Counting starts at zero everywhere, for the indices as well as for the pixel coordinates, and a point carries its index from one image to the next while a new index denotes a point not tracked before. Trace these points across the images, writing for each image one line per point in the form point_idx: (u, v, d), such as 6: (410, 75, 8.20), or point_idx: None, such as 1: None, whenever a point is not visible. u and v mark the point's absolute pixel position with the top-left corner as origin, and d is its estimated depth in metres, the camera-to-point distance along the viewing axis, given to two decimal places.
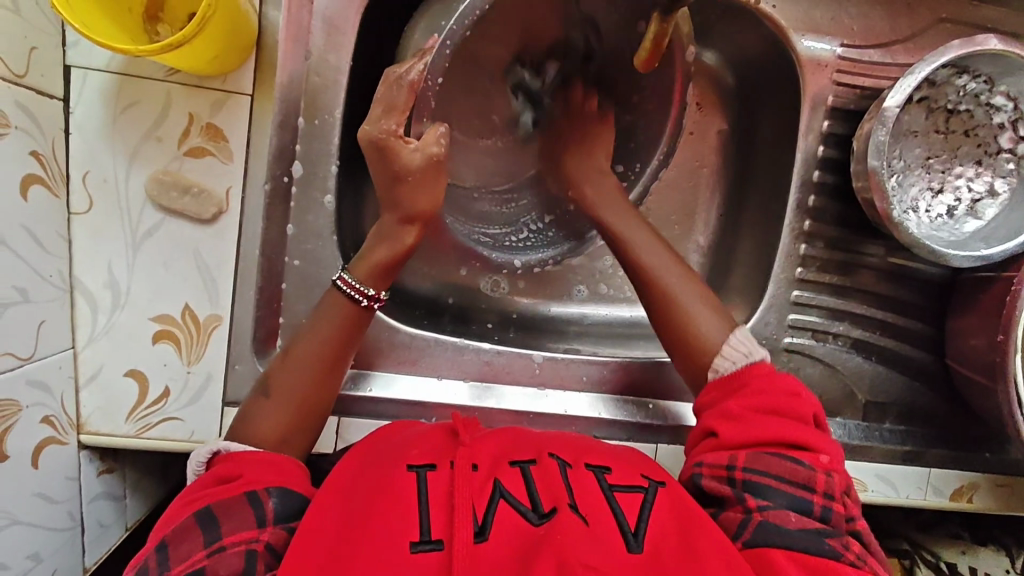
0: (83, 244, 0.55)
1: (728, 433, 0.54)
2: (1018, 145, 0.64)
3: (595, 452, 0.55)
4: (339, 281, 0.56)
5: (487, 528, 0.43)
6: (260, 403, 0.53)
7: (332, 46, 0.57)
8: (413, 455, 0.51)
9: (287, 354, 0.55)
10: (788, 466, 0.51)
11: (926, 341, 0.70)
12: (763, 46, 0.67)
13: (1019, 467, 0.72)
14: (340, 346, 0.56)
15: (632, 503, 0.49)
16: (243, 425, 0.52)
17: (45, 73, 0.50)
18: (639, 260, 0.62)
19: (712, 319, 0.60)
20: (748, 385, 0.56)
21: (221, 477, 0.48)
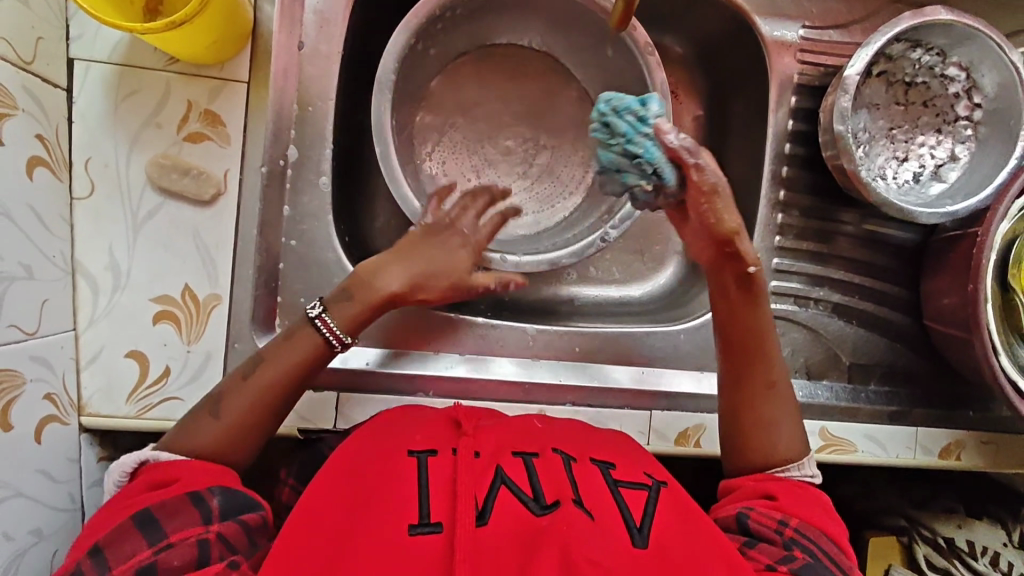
0: (85, 228, 0.56)
1: (789, 502, 0.53)
2: (974, 112, 0.67)
3: (598, 447, 0.57)
4: (319, 319, 0.53)
5: (486, 513, 0.45)
6: (201, 423, 0.48)
7: (324, 37, 0.61)
8: (418, 439, 0.52)
9: (248, 376, 0.51)
10: (831, 548, 0.50)
11: (903, 304, 0.73)
12: (730, 31, 0.71)
13: (1000, 424, 0.74)
14: (297, 380, 0.52)
15: (637, 500, 0.50)
16: (180, 440, 0.48)
17: (50, 63, 0.53)
18: (764, 347, 0.59)
19: (789, 432, 0.57)
20: (806, 488, 0.55)
21: (155, 483, 0.45)
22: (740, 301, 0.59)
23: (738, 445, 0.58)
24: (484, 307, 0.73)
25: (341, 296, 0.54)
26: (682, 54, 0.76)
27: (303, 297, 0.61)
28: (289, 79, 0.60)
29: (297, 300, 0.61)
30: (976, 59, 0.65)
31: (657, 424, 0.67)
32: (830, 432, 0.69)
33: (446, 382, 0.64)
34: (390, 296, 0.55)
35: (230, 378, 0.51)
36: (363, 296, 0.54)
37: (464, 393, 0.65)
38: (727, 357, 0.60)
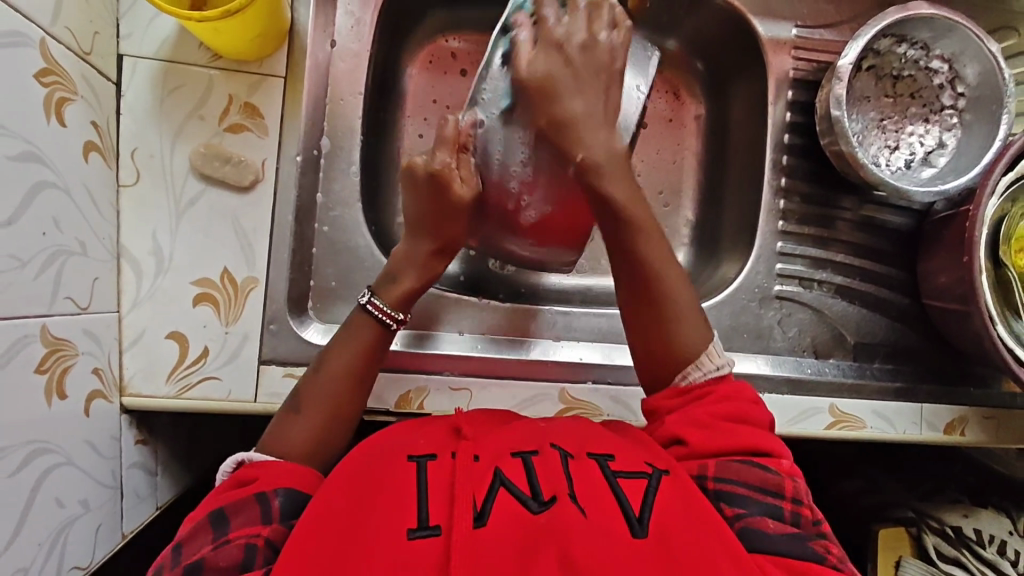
0: (130, 213, 0.59)
1: (696, 441, 0.53)
2: (959, 101, 0.72)
3: (598, 440, 0.52)
4: (369, 305, 0.58)
5: (485, 515, 0.42)
6: (293, 419, 0.54)
7: (355, 35, 0.66)
8: (417, 445, 0.50)
9: (317, 367, 0.57)
10: (757, 473, 0.51)
11: (901, 285, 0.77)
12: (729, 32, 0.76)
13: (1002, 401, 0.76)
14: (368, 364, 0.58)
15: (637, 490, 0.46)
16: (278, 438, 0.53)
17: (103, 57, 0.56)
18: (626, 212, 0.57)
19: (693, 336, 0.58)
20: (714, 390, 0.55)
21: (240, 481, 0.49)
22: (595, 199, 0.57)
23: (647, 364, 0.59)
24: (501, 296, 0.76)
25: (386, 279, 0.60)
26: (682, 56, 0.81)
27: (334, 280, 0.65)
28: (323, 75, 0.65)
29: (328, 284, 0.65)
30: (957, 51, 0.71)
31: None
32: (838, 408, 0.71)
33: (472, 361, 0.67)
34: (425, 267, 0.61)
35: (306, 374, 0.57)
36: (406, 272, 0.60)
37: (488, 373, 0.67)
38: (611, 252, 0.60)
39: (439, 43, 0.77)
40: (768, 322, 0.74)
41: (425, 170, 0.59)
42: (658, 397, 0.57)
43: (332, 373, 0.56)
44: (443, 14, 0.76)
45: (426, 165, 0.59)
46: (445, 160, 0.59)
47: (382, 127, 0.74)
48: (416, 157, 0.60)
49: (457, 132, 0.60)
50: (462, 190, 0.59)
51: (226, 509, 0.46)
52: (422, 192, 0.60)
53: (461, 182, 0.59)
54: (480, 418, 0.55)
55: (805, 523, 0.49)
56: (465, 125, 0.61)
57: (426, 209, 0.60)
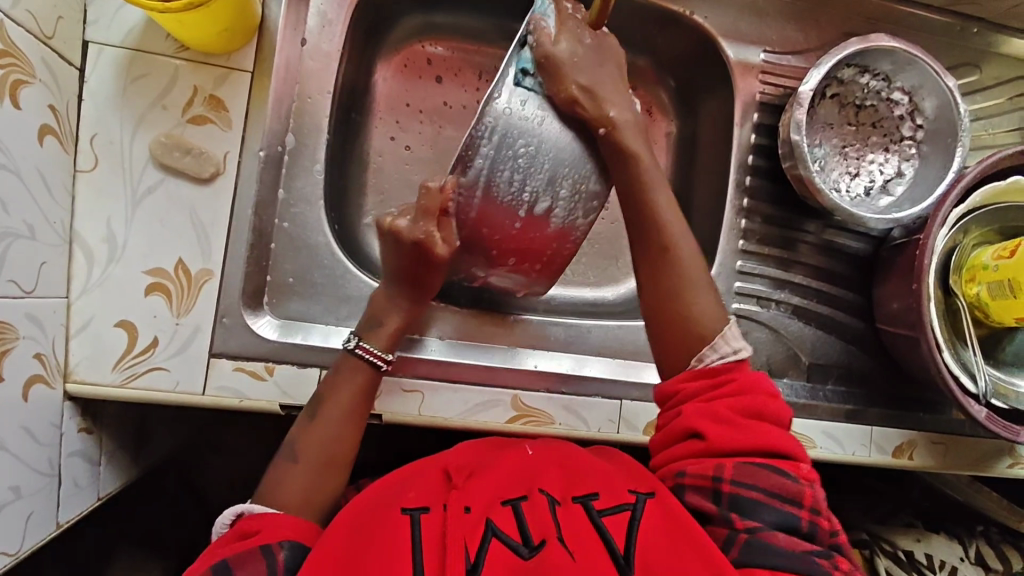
0: (85, 199, 0.59)
1: (714, 437, 0.54)
2: (917, 133, 0.74)
3: (582, 478, 0.54)
4: (358, 350, 0.59)
5: (478, 567, 0.44)
6: (290, 467, 0.55)
7: (325, 35, 0.67)
8: (409, 497, 0.50)
9: (311, 418, 0.57)
10: (776, 479, 0.53)
11: (857, 308, 0.78)
12: (700, 54, 0.78)
13: (951, 427, 0.78)
14: (361, 406, 0.59)
15: (621, 527, 0.49)
16: (273, 489, 0.54)
17: (66, 42, 0.56)
18: (656, 214, 0.59)
19: (708, 298, 0.59)
20: (734, 377, 0.56)
21: (242, 533, 0.49)
22: (633, 204, 0.59)
23: (659, 326, 0.59)
24: (463, 302, 0.76)
25: (370, 324, 0.61)
26: (654, 74, 0.83)
27: (292, 277, 0.65)
28: (291, 73, 0.65)
29: (285, 280, 0.65)
30: (917, 84, 0.73)
31: (625, 412, 0.69)
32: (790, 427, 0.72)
33: (427, 364, 0.67)
34: (408, 313, 0.62)
35: (301, 422, 0.57)
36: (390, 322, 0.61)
37: (443, 377, 0.67)
38: (642, 285, 0.60)
39: (413, 46, 0.77)
40: None
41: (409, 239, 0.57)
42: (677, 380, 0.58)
43: (330, 425, 0.57)
44: (420, 19, 0.76)
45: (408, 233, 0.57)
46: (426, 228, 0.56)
47: (351, 127, 0.74)
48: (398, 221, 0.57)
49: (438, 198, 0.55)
50: (443, 251, 0.57)
51: (228, 559, 0.47)
52: (406, 256, 0.58)
53: (442, 245, 0.57)
54: (463, 457, 0.57)
55: (819, 532, 0.52)
56: (447, 189, 0.54)
57: (404, 263, 0.59)
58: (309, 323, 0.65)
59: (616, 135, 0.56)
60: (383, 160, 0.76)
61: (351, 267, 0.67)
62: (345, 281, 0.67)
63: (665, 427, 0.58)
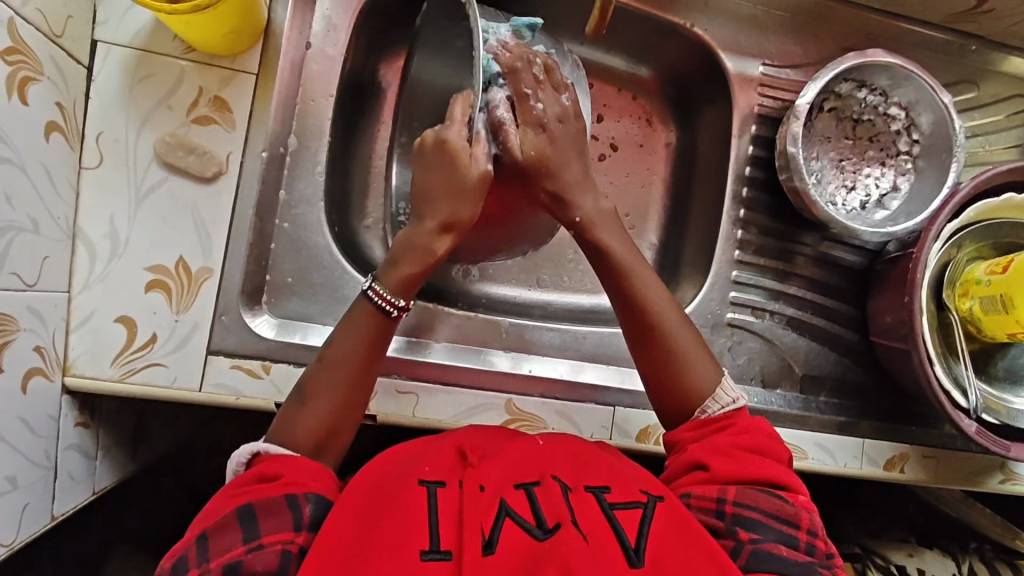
0: (89, 195, 0.60)
1: (717, 467, 0.55)
2: (914, 147, 0.75)
3: (595, 470, 0.54)
4: (370, 289, 0.57)
5: (493, 545, 0.45)
6: (299, 405, 0.55)
7: (330, 40, 0.68)
8: (426, 471, 0.51)
9: (323, 357, 0.57)
10: (777, 503, 0.53)
11: (852, 321, 0.78)
12: (699, 66, 0.79)
13: (943, 441, 0.78)
14: (372, 352, 0.57)
15: (632, 520, 0.49)
16: (284, 425, 0.54)
17: (75, 41, 0.57)
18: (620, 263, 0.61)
19: (703, 362, 0.61)
20: (733, 423, 0.58)
21: (262, 475, 0.50)
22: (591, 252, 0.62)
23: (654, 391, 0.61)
24: (460, 306, 0.77)
25: (388, 263, 0.58)
26: (654, 83, 0.84)
27: (291, 276, 0.66)
28: (295, 75, 0.66)
29: (283, 280, 0.66)
30: (913, 100, 0.73)
31: (619, 419, 0.70)
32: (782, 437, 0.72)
33: (422, 366, 0.67)
34: (437, 256, 0.57)
35: (313, 362, 0.57)
36: (407, 256, 0.57)
37: (438, 379, 0.68)
38: (626, 334, 0.63)
39: None
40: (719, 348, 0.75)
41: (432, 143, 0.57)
42: (678, 429, 0.60)
43: (337, 369, 0.56)
44: None
45: (435, 136, 0.57)
46: (452, 136, 0.56)
47: (353, 131, 0.75)
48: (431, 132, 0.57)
49: (465, 110, 0.56)
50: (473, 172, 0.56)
51: (255, 507, 0.47)
52: (429, 164, 0.57)
53: (471, 168, 0.56)
54: (476, 437, 0.57)
55: (818, 552, 0.52)
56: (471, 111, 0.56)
57: (436, 176, 0.56)
58: (307, 322, 0.66)
59: (587, 233, 0.61)
60: (384, 163, 0.77)
61: (350, 269, 0.68)
62: (343, 282, 0.68)
63: (670, 465, 0.59)
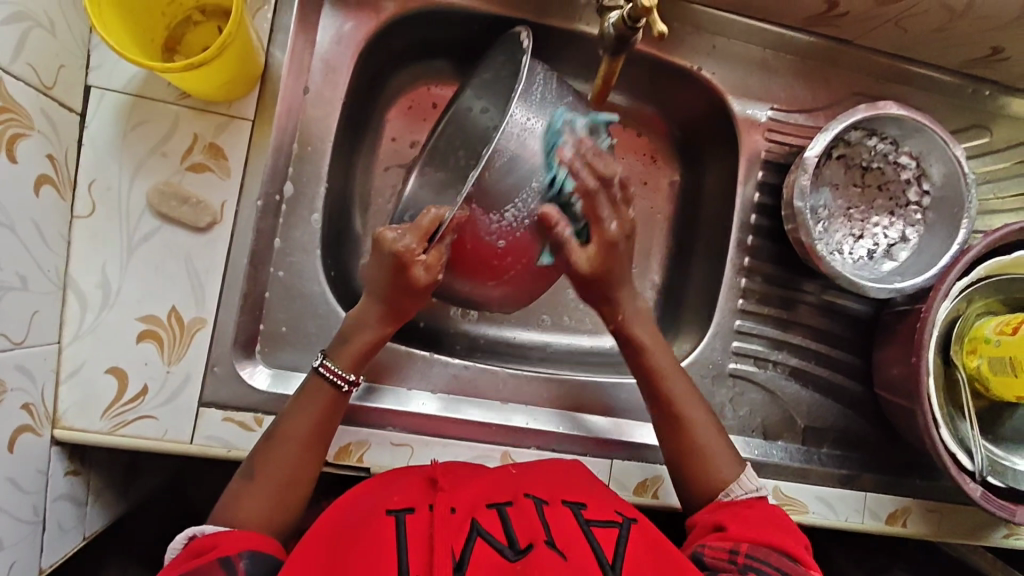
0: (81, 245, 0.59)
1: (735, 530, 0.55)
2: (924, 198, 0.73)
3: (572, 489, 0.56)
4: (320, 367, 0.58)
5: (464, 565, 0.44)
6: (247, 486, 0.54)
7: (329, 83, 0.67)
8: (394, 500, 0.51)
9: (271, 437, 0.56)
10: (785, 562, 0.51)
11: (856, 371, 0.77)
12: (707, 108, 0.77)
13: (947, 495, 0.76)
14: (323, 427, 0.57)
15: (609, 539, 0.49)
16: (232, 510, 0.53)
17: (68, 90, 0.56)
18: (657, 370, 0.63)
19: (726, 456, 0.61)
20: (755, 504, 0.58)
21: (197, 551, 0.49)
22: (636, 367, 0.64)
23: (679, 465, 0.62)
24: (458, 349, 0.76)
25: (339, 342, 0.60)
26: (660, 123, 0.82)
27: (285, 326, 0.65)
28: (291, 120, 0.65)
29: (278, 329, 0.65)
30: (924, 150, 0.72)
31: (616, 473, 0.68)
32: (783, 492, 0.71)
33: (416, 418, 0.66)
34: (383, 334, 0.60)
35: (261, 440, 0.57)
36: (358, 336, 0.59)
37: (432, 431, 0.66)
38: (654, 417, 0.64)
39: (418, 88, 0.77)
40: (720, 400, 0.74)
41: (389, 249, 0.55)
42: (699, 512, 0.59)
43: (288, 445, 0.56)
44: (425, 63, 0.76)
45: (392, 242, 0.56)
46: (410, 247, 0.55)
47: (351, 171, 0.74)
48: (388, 234, 0.56)
49: (434, 223, 0.55)
50: (424, 279, 0.56)
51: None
52: (385, 269, 0.57)
53: (424, 272, 0.56)
54: (452, 471, 0.57)
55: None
56: (440, 214, 0.55)
57: (382, 281, 0.58)
58: (301, 373, 0.65)
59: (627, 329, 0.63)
60: (383, 202, 0.76)
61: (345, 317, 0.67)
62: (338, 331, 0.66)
63: (690, 540, 0.58)
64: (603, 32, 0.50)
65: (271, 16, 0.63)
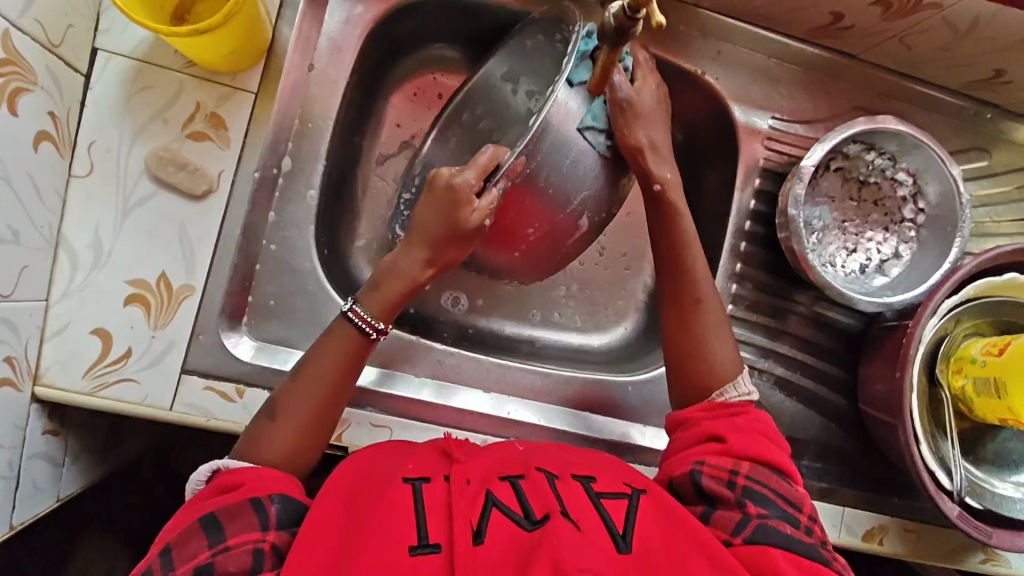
0: (76, 204, 0.59)
1: (733, 441, 0.57)
2: (919, 216, 0.74)
3: (582, 463, 0.56)
4: (350, 313, 0.57)
5: (482, 532, 0.44)
6: (267, 427, 0.54)
7: (334, 62, 0.67)
8: (409, 468, 0.51)
9: (295, 378, 0.56)
10: (783, 484, 0.55)
11: (842, 384, 0.77)
12: (709, 113, 0.78)
13: (923, 515, 0.76)
14: (348, 374, 0.57)
15: (619, 509, 0.49)
16: (252, 447, 0.53)
17: (73, 50, 0.57)
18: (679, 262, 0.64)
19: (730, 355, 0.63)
20: (748, 410, 0.59)
21: (224, 486, 0.49)
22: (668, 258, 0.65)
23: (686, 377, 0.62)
24: (446, 336, 0.76)
25: (369, 288, 0.59)
26: None
27: (273, 300, 0.65)
28: (295, 96, 0.66)
29: (266, 302, 0.65)
30: (921, 168, 0.72)
31: None
32: None
33: (398, 401, 0.67)
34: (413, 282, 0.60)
35: (283, 385, 0.56)
36: (388, 283, 0.59)
37: (413, 414, 0.67)
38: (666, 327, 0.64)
39: (424, 75, 0.77)
40: None
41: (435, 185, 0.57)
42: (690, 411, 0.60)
43: (309, 393, 0.55)
44: (433, 48, 0.76)
45: (449, 177, 0.57)
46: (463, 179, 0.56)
47: (352, 153, 0.74)
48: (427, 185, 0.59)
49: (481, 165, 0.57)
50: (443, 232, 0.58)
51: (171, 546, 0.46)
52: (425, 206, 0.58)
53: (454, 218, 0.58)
54: (463, 446, 0.56)
55: (817, 535, 0.53)
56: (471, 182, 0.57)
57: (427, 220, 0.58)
58: (287, 347, 0.65)
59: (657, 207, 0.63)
60: (383, 185, 0.76)
61: (334, 296, 0.67)
62: (326, 310, 0.67)
63: (685, 436, 0.59)
64: (603, 22, 0.50)
65: None
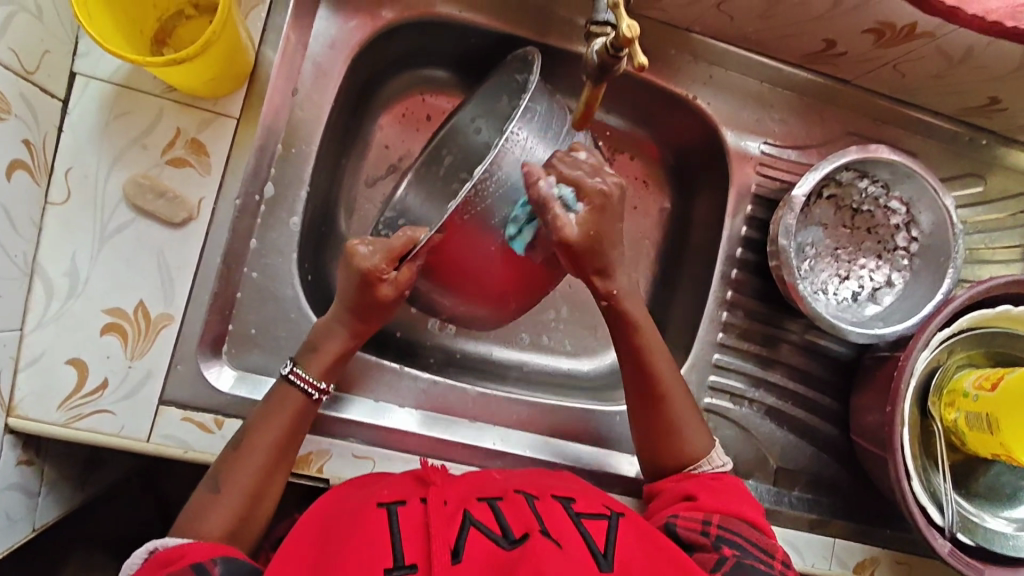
0: (52, 232, 0.58)
1: (704, 497, 0.57)
2: (912, 244, 0.73)
3: (560, 486, 0.55)
4: (291, 375, 0.58)
5: (461, 551, 0.43)
6: (211, 499, 0.53)
7: (319, 86, 0.66)
8: (384, 494, 0.50)
9: (237, 446, 0.55)
10: (758, 537, 0.55)
11: (833, 414, 0.76)
12: (700, 137, 0.77)
13: (915, 546, 0.75)
14: (289, 440, 0.57)
15: (599, 529, 0.48)
16: (193, 522, 0.52)
17: (50, 75, 0.56)
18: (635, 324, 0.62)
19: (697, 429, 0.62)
20: (722, 479, 0.60)
21: (164, 561, 0.47)
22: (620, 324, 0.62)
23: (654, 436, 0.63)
24: (432, 362, 0.75)
25: (306, 349, 0.60)
26: (653, 147, 0.81)
27: (254, 328, 0.64)
28: (278, 120, 0.65)
29: (246, 330, 0.64)
30: (914, 196, 0.71)
31: None
32: None
33: (381, 431, 0.65)
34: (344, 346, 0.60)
35: (226, 451, 0.56)
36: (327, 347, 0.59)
37: (396, 445, 0.65)
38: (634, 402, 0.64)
39: (411, 97, 0.76)
40: None
41: (359, 265, 0.57)
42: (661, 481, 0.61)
43: (251, 460, 0.55)
44: (420, 70, 0.75)
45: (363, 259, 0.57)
46: (378, 267, 0.56)
47: (338, 175, 0.73)
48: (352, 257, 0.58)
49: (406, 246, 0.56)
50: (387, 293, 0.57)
51: None
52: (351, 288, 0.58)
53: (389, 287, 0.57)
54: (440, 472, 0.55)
55: None
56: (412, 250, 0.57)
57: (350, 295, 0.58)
58: (268, 376, 0.64)
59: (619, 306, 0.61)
60: (369, 208, 0.75)
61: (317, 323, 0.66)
62: None
63: (660, 509, 0.59)
64: (587, 59, 0.50)
65: (265, 15, 0.63)
